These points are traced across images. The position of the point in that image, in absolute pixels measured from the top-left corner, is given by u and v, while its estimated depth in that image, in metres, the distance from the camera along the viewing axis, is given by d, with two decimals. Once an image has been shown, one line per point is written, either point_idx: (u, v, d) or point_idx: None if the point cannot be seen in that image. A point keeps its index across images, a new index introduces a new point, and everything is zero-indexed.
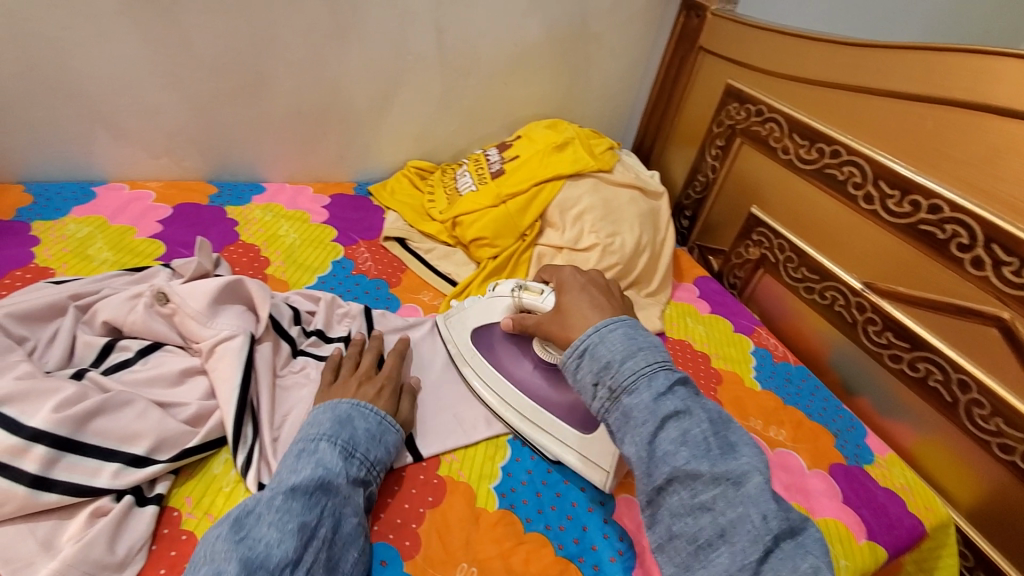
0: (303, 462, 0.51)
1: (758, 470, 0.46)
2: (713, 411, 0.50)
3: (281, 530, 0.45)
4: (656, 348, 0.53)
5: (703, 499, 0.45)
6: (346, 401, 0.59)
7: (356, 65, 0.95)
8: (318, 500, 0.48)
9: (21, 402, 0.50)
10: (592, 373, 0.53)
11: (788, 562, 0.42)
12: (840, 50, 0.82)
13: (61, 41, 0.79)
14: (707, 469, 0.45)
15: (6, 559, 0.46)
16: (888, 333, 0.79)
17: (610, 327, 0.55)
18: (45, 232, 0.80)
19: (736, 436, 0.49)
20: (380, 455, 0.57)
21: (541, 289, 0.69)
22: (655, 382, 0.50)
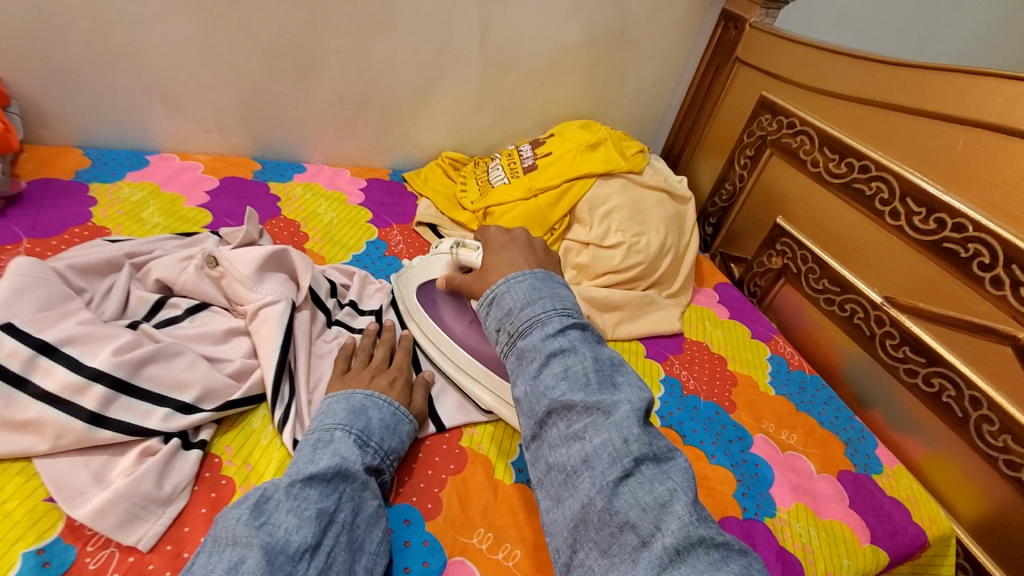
0: (320, 454, 0.52)
1: (631, 403, 0.46)
2: (603, 353, 0.50)
3: (300, 517, 0.46)
4: (560, 297, 0.53)
5: (576, 427, 0.45)
6: (360, 390, 0.61)
7: (401, 55, 0.99)
8: (336, 487, 0.50)
9: (83, 343, 0.55)
10: (496, 321, 0.54)
11: (645, 484, 0.42)
12: (875, 67, 0.83)
13: (130, 16, 0.84)
14: (580, 399, 0.45)
15: (62, 487, 0.49)
16: (905, 348, 0.80)
17: (519, 278, 0.55)
18: (102, 193, 0.84)
19: (623, 377, 0.49)
20: (393, 444, 0.58)
21: (476, 247, 0.73)
22: (548, 326, 0.50)
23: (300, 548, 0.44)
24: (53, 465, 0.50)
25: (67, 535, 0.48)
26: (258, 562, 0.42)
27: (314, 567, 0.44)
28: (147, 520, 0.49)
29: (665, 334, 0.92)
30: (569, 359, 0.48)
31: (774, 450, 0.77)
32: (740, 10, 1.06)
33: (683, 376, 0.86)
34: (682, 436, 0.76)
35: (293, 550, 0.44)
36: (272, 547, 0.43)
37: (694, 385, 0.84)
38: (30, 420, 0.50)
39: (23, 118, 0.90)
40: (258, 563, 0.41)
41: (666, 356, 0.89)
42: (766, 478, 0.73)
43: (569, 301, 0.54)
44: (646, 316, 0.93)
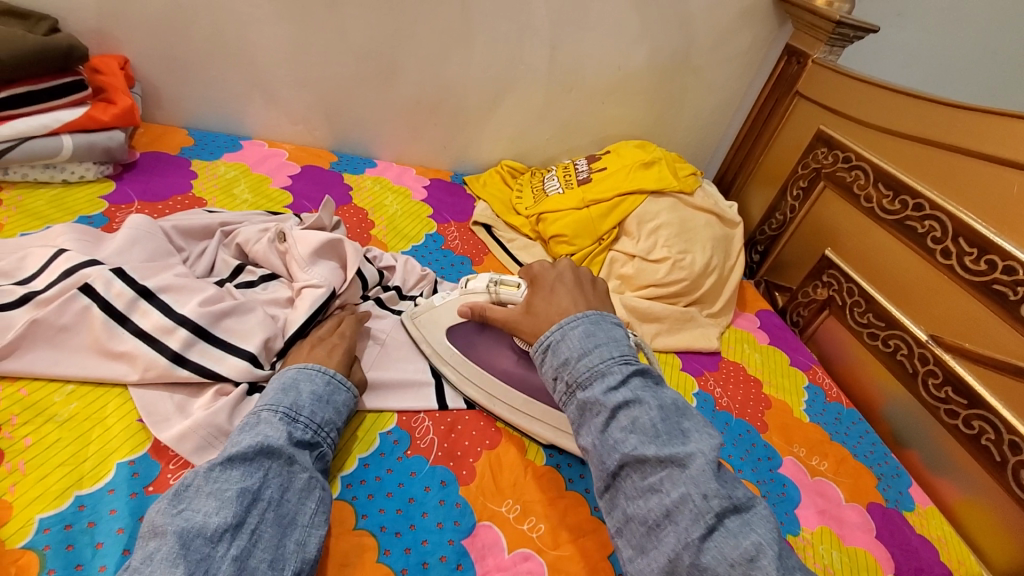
0: (244, 434, 0.51)
1: (705, 452, 0.47)
2: (666, 399, 0.52)
3: (220, 499, 0.46)
4: (616, 344, 0.55)
5: (651, 481, 0.47)
6: (293, 366, 0.60)
7: (475, 67, 1.07)
8: (259, 465, 0.49)
9: (176, 292, 0.63)
10: (552, 370, 0.56)
11: (729, 539, 0.43)
12: (936, 108, 0.85)
13: (245, 16, 0.95)
14: (652, 453, 0.47)
15: (151, 412, 0.57)
16: (947, 388, 0.80)
17: (571, 324, 0.57)
18: (202, 169, 0.94)
19: (690, 422, 0.51)
20: (328, 416, 0.57)
21: (517, 283, 0.70)
22: (609, 376, 0.52)
23: (219, 529, 0.44)
24: (144, 393, 0.58)
25: (154, 452, 0.55)
26: (170, 549, 0.42)
27: (235, 546, 0.44)
28: (219, 449, 0.56)
29: (702, 350, 0.94)
30: (635, 410, 0.50)
31: (803, 473, 0.78)
32: (805, 46, 1.09)
33: (716, 393, 0.87)
34: None
35: (210, 532, 0.44)
36: (188, 531, 0.43)
37: (727, 402, 0.86)
38: (126, 352, 0.58)
39: (142, 98, 1.02)
40: (171, 551, 0.41)
41: (702, 372, 0.91)
42: (792, 498, 0.73)
43: (625, 346, 0.56)
44: (684, 331, 0.95)
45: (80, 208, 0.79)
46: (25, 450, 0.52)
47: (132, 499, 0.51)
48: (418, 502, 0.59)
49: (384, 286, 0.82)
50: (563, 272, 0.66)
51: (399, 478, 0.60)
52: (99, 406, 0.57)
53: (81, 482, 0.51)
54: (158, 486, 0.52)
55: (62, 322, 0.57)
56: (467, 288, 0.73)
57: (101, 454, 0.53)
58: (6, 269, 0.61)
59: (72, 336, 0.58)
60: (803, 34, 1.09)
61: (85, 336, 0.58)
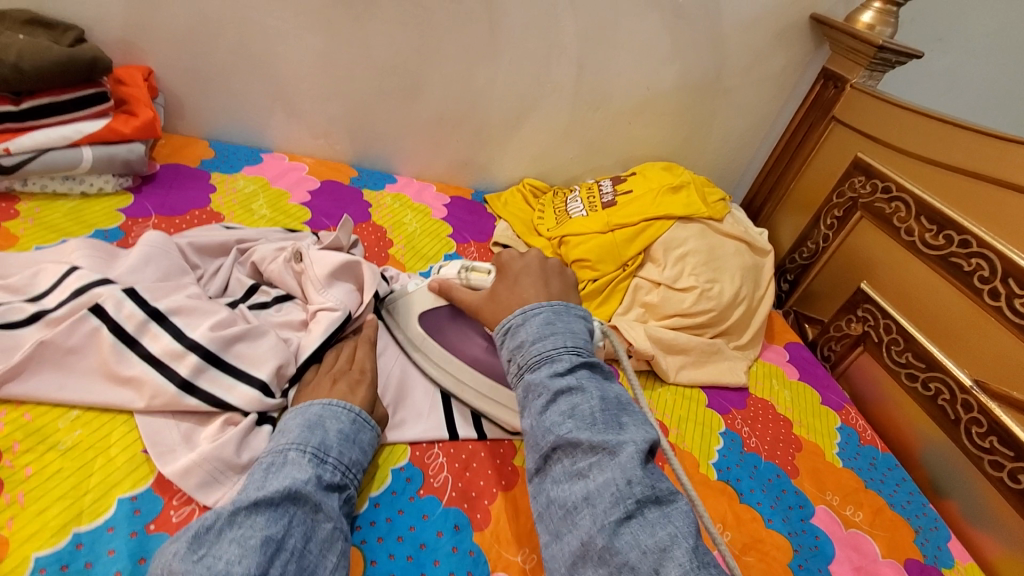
0: (270, 477, 0.49)
1: (637, 443, 0.45)
2: (610, 391, 0.50)
3: (243, 546, 0.43)
4: (573, 335, 0.54)
5: (580, 466, 0.45)
6: (319, 402, 0.58)
7: (500, 84, 1.04)
8: (285, 511, 0.47)
9: (187, 314, 0.60)
10: (508, 353, 0.55)
11: (646, 527, 0.41)
12: (985, 140, 0.80)
13: (271, 29, 0.94)
14: (585, 439, 0.45)
15: (156, 442, 0.54)
16: (992, 438, 0.75)
17: (536, 310, 0.56)
18: (221, 182, 0.93)
19: (630, 417, 0.48)
20: (354, 457, 0.56)
21: (487, 269, 0.70)
22: (557, 362, 0.51)
23: None
24: (149, 422, 0.55)
25: (157, 486, 0.52)
26: None
27: None
28: (224, 484, 0.53)
29: (729, 386, 0.90)
30: (576, 397, 0.48)
31: (836, 524, 0.73)
32: (843, 70, 1.05)
33: (744, 432, 0.83)
34: (737, 493, 0.73)
35: None
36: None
37: (756, 443, 0.81)
38: (133, 377, 0.56)
39: (165, 109, 1.01)
40: None
41: (728, 409, 0.86)
42: (826, 553, 0.69)
43: (581, 340, 0.54)
44: (710, 365, 0.91)
45: (97, 221, 0.78)
46: (25, 480, 0.50)
47: (132, 538, 0.48)
48: (430, 548, 0.55)
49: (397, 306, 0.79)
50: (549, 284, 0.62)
51: (411, 520, 0.57)
52: (104, 434, 0.55)
53: (80, 518, 0.49)
54: (159, 525, 0.50)
55: (69, 343, 0.56)
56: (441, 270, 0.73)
57: (103, 488, 0.51)
58: (17, 285, 0.60)
59: (79, 358, 0.56)
60: (841, 57, 1.05)
61: (92, 359, 0.56)
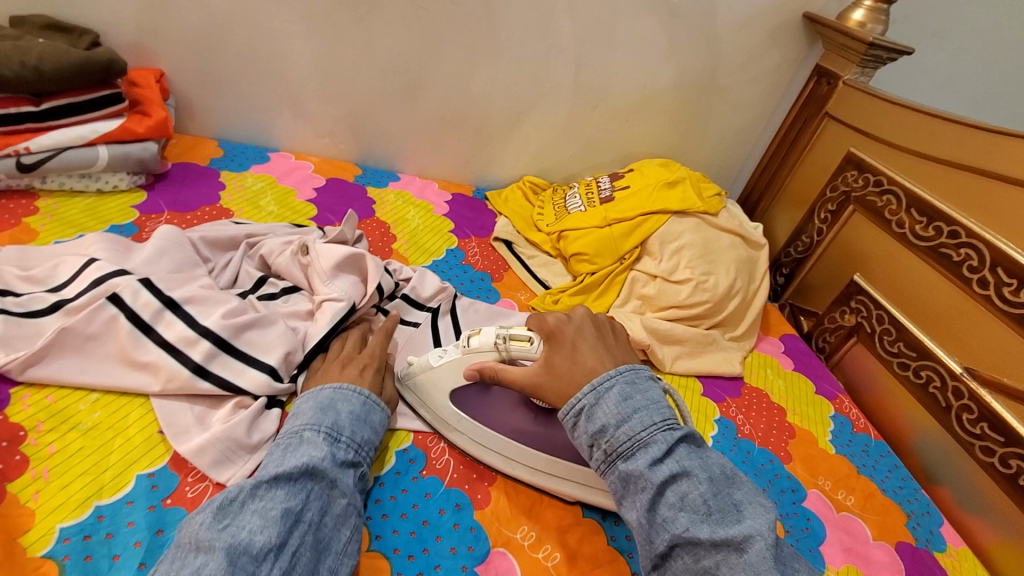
0: (289, 455, 0.52)
1: (762, 533, 0.44)
2: (713, 468, 0.50)
3: (265, 517, 0.46)
4: (657, 407, 0.53)
5: (705, 565, 0.45)
6: (330, 385, 0.61)
7: (500, 84, 1.07)
8: (303, 486, 0.50)
9: (200, 303, 0.63)
10: (587, 436, 0.54)
11: None
12: (973, 133, 0.82)
13: (278, 31, 0.97)
14: (706, 536, 0.45)
15: (171, 423, 0.57)
16: (983, 424, 0.76)
17: (607, 385, 0.55)
18: (230, 180, 0.96)
19: (739, 494, 0.48)
20: (366, 436, 0.58)
21: (528, 336, 0.63)
22: (653, 447, 0.50)
23: (264, 548, 0.44)
24: (164, 404, 0.58)
25: (173, 464, 0.55)
26: (219, 564, 0.42)
27: (278, 566, 0.44)
28: (236, 463, 0.56)
29: (724, 375, 0.92)
30: (684, 486, 0.48)
31: (828, 508, 0.75)
32: (837, 67, 1.07)
33: (738, 420, 0.85)
34: None
35: (256, 551, 0.44)
36: (235, 548, 0.43)
37: (750, 430, 0.83)
38: (149, 362, 0.58)
39: (175, 110, 1.05)
40: (219, 566, 0.42)
41: (723, 398, 0.89)
42: (817, 534, 0.71)
43: (665, 409, 0.53)
44: (705, 355, 0.93)
45: (112, 217, 0.81)
46: (50, 457, 0.53)
47: (150, 512, 0.51)
48: (432, 525, 0.58)
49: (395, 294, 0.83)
50: (580, 325, 0.62)
51: (414, 499, 0.60)
52: (122, 415, 0.57)
53: (102, 492, 0.51)
54: (176, 499, 0.53)
55: (89, 330, 0.59)
56: (471, 346, 0.66)
57: (122, 465, 0.54)
58: (39, 277, 0.63)
59: (98, 344, 0.59)
60: (833, 54, 1.07)
61: (110, 345, 0.59)
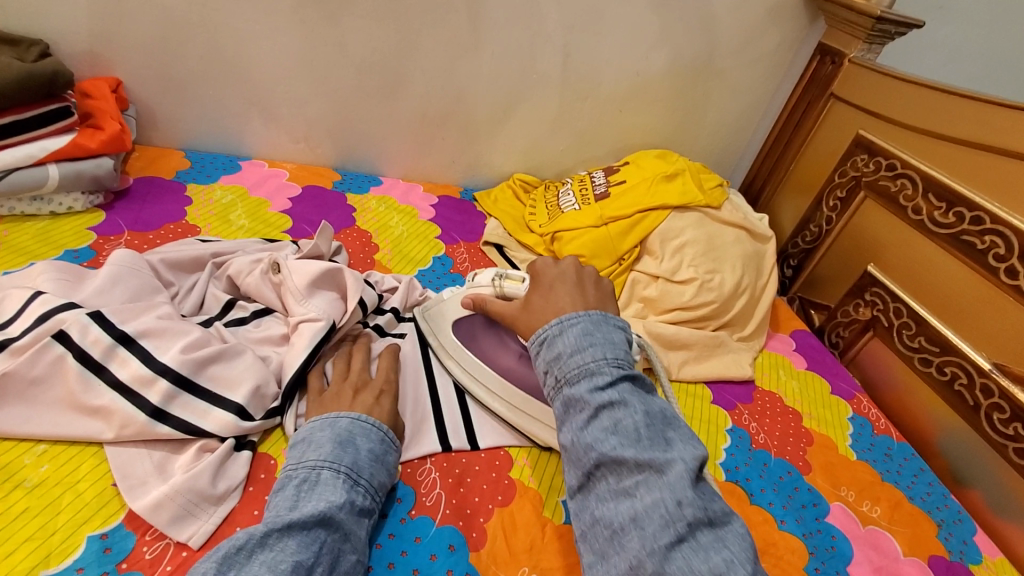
0: (303, 498, 0.47)
1: (686, 461, 0.44)
2: (655, 407, 0.49)
3: (274, 570, 0.41)
4: (612, 345, 0.51)
5: (626, 486, 0.44)
6: (346, 415, 0.55)
7: (484, 78, 1.01)
8: (316, 536, 0.45)
9: (157, 337, 0.57)
10: (545, 364, 0.52)
11: (699, 551, 0.40)
12: (993, 110, 0.76)
13: (242, 32, 0.90)
14: (631, 457, 0.44)
15: (126, 475, 0.51)
16: (1016, 424, 0.71)
17: (573, 320, 0.53)
18: (197, 194, 0.90)
19: (674, 432, 0.47)
20: (382, 480, 0.53)
21: (522, 278, 0.69)
22: (598, 376, 0.49)
23: None
24: (119, 453, 0.52)
25: (129, 522, 0.50)
26: None
27: None
28: (199, 517, 0.50)
29: (735, 380, 0.86)
30: (620, 413, 0.46)
31: (854, 522, 0.69)
32: (840, 44, 1.00)
33: (752, 428, 0.79)
34: (749, 494, 0.70)
35: None
36: None
37: (765, 439, 0.78)
38: (101, 408, 0.53)
39: (137, 120, 0.98)
40: None
41: (734, 404, 0.83)
42: (843, 553, 0.65)
43: (622, 350, 0.51)
44: (713, 359, 0.87)
45: (67, 241, 0.75)
46: None
47: None
48: (424, 573, 0.52)
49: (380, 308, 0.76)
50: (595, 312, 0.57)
51: (403, 545, 0.54)
52: (72, 469, 0.52)
53: (48, 560, 0.46)
54: (132, 563, 0.47)
55: (34, 374, 0.52)
56: (474, 282, 0.72)
57: (71, 527, 0.48)
58: None
59: (44, 389, 0.53)
60: (836, 31, 1.01)
61: (58, 389, 0.53)
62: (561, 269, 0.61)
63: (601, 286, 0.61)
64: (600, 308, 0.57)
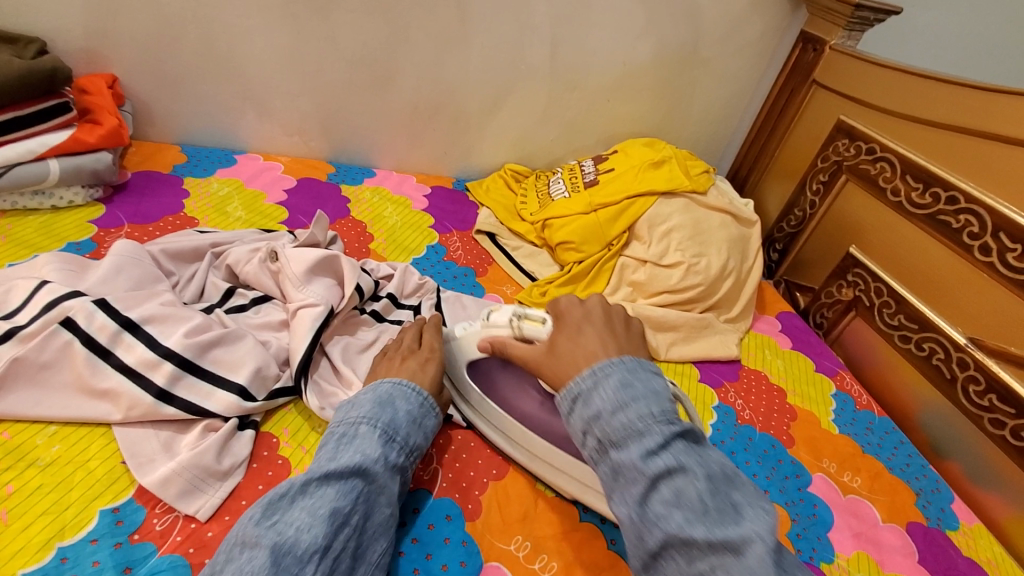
0: (343, 450, 0.49)
1: (760, 535, 0.39)
2: (713, 465, 0.44)
3: (313, 515, 0.44)
4: (656, 398, 0.47)
5: (700, 569, 0.39)
6: (389, 380, 0.58)
7: (474, 69, 1.02)
8: (353, 485, 0.47)
9: (161, 323, 0.59)
10: (583, 425, 0.48)
11: None
12: (968, 93, 0.79)
13: (235, 27, 0.92)
14: (700, 534, 0.40)
15: (134, 454, 0.54)
16: (991, 396, 0.74)
17: (607, 371, 0.49)
18: (194, 187, 0.92)
19: (740, 494, 0.43)
20: (419, 440, 0.55)
21: (542, 318, 0.61)
22: (647, 437, 0.45)
23: (309, 550, 0.42)
24: (127, 433, 0.55)
25: (139, 497, 0.52)
26: (264, 562, 0.40)
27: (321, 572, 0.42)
28: (205, 492, 0.53)
29: (721, 359, 0.89)
30: (679, 481, 0.42)
31: (835, 492, 0.72)
32: (822, 31, 1.02)
33: (738, 406, 0.82)
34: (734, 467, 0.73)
35: (301, 551, 0.42)
36: (280, 547, 0.41)
37: (750, 416, 0.81)
38: (109, 390, 0.55)
39: (133, 115, 1.00)
40: (263, 564, 0.40)
41: (721, 383, 0.86)
42: (825, 521, 0.68)
43: (667, 401, 0.47)
44: (701, 340, 0.90)
45: (69, 234, 0.77)
46: (6, 498, 0.49)
47: (117, 549, 0.48)
48: (422, 542, 0.55)
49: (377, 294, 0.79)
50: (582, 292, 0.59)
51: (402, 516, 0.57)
52: (82, 448, 0.54)
53: (64, 532, 0.48)
54: (143, 534, 0.49)
55: (43, 359, 0.55)
56: (488, 322, 0.65)
57: (84, 501, 0.50)
58: None
59: (53, 373, 0.55)
60: (818, 19, 1.03)
61: (66, 374, 0.55)
62: (585, 307, 0.59)
63: (629, 325, 0.58)
64: (632, 351, 0.54)
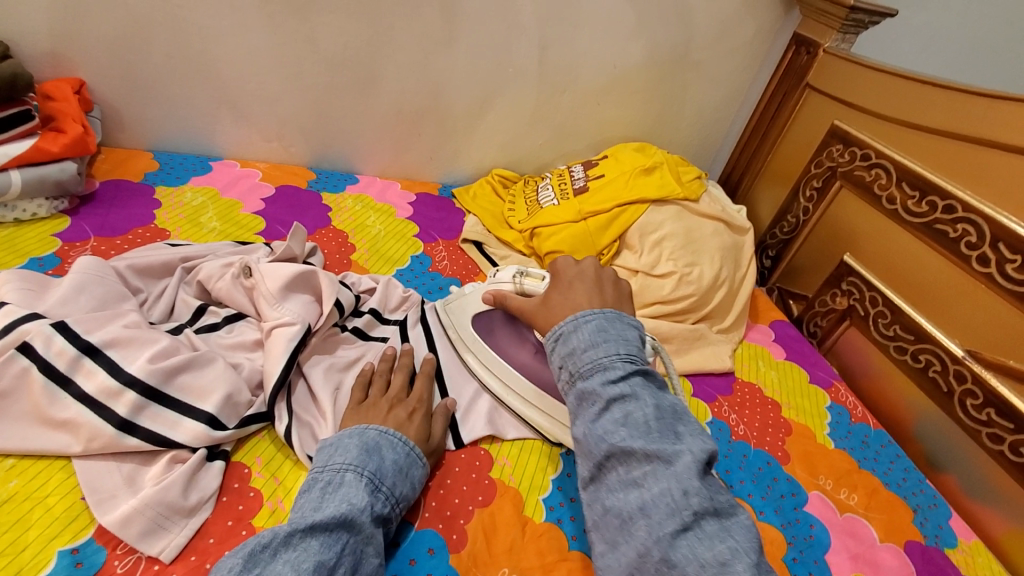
0: (327, 500, 0.47)
1: (694, 453, 0.44)
2: (665, 401, 0.48)
3: (297, 569, 0.40)
4: (625, 341, 0.52)
5: (635, 476, 0.44)
6: (374, 427, 0.55)
7: (459, 72, 0.99)
8: (338, 537, 0.44)
9: (124, 347, 0.56)
10: (559, 359, 0.53)
11: (705, 540, 0.40)
12: (965, 99, 0.77)
13: (209, 29, 0.88)
14: (639, 448, 0.44)
15: (95, 490, 0.50)
16: (989, 410, 0.72)
17: (587, 317, 0.54)
18: (166, 197, 0.88)
19: (685, 426, 0.47)
20: (405, 490, 0.53)
21: (541, 276, 0.71)
22: (610, 370, 0.49)
23: None
24: (87, 467, 0.51)
25: (100, 537, 0.49)
26: None
27: None
28: (170, 530, 0.49)
29: (715, 372, 0.87)
30: (630, 405, 0.47)
31: (832, 511, 0.70)
32: (815, 34, 1.00)
33: (732, 420, 0.80)
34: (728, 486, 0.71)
35: None
36: None
37: (745, 431, 0.79)
38: (68, 421, 0.52)
39: (103, 121, 0.95)
40: None
41: (715, 396, 0.84)
42: (821, 542, 0.66)
43: (634, 345, 0.52)
44: (694, 351, 0.88)
45: (32, 249, 0.73)
46: None
47: None
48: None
49: (358, 309, 0.76)
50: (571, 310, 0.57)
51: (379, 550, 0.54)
52: (39, 483, 0.50)
53: None
54: None
55: None
56: (495, 278, 0.75)
57: (41, 542, 0.47)
58: None
59: (9, 403, 0.52)
60: (811, 21, 1.01)
61: (23, 403, 0.52)
62: (581, 268, 0.64)
63: (619, 287, 0.63)
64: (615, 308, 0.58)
